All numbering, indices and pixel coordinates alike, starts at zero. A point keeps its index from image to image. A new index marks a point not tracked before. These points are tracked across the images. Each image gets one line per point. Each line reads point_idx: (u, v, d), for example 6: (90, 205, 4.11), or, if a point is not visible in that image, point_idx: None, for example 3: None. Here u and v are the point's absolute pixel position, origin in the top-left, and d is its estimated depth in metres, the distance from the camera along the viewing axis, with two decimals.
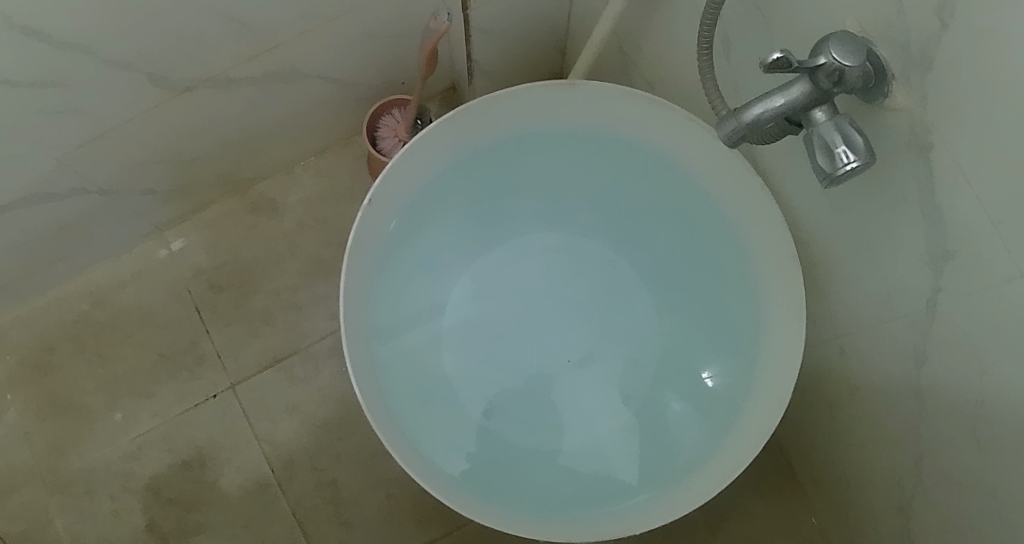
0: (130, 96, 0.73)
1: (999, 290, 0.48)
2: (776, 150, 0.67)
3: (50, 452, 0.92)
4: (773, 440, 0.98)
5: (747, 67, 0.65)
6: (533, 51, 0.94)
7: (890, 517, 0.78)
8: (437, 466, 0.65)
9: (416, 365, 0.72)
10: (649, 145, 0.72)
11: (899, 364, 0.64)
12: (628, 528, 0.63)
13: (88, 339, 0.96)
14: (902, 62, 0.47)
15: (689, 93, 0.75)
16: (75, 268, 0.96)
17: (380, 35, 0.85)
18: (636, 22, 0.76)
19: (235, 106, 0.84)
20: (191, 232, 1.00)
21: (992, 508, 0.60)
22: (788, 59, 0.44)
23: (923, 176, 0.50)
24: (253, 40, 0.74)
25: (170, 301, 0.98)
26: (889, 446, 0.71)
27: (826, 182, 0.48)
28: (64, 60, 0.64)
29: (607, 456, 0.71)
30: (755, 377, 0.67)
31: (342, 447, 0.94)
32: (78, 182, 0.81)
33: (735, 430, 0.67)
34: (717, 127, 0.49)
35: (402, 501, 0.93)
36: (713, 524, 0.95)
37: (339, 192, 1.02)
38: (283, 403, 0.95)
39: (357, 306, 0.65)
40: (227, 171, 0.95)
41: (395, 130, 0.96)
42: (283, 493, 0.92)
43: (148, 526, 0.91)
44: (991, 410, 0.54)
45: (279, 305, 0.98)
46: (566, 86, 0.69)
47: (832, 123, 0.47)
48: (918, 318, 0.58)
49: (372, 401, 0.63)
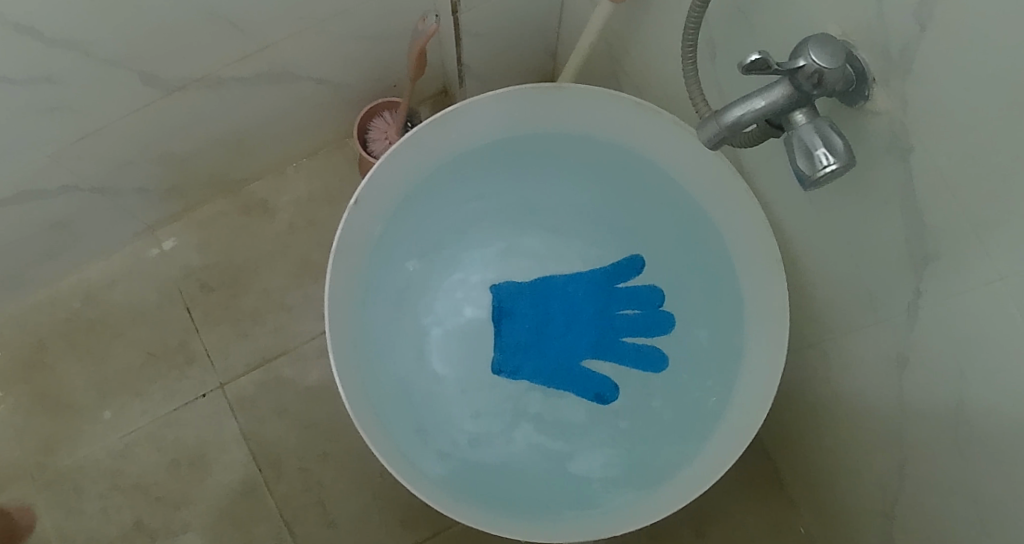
0: (121, 94, 0.74)
1: (978, 293, 0.48)
2: (761, 154, 0.67)
3: (39, 449, 0.93)
4: (763, 447, 0.97)
5: (732, 71, 0.65)
6: (523, 57, 0.95)
7: (873, 522, 0.78)
8: (428, 474, 0.65)
9: (395, 380, 0.70)
10: (631, 146, 0.73)
11: (882, 368, 0.63)
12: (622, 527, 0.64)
13: (78, 337, 0.96)
14: (881, 65, 0.47)
15: (676, 98, 0.75)
16: (66, 266, 0.96)
17: (371, 38, 0.86)
18: (622, 27, 0.77)
19: (229, 106, 0.84)
20: (183, 231, 1.01)
21: (974, 512, 0.59)
22: (766, 61, 0.44)
23: (903, 179, 0.50)
24: (245, 40, 0.75)
25: (161, 300, 0.98)
26: (870, 448, 0.71)
27: (807, 185, 0.47)
28: (55, 58, 0.65)
29: (595, 460, 0.70)
30: (737, 376, 0.69)
31: (329, 448, 0.94)
32: (68, 179, 0.82)
33: (719, 430, 0.68)
34: (699, 128, 0.49)
35: (388, 502, 0.93)
36: (700, 528, 0.95)
37: (329, 193, 1.03)
38: (272, 403, 0.95)
39: (341, 314, 0.66)
40: (219, 171, 0.96)
41: (386, 132, 0.96)
42: (271, 493, 0.93)
43: (136, 524, 0.91)
44: (972, 414, 0.54)
45: (268, 306, 0.99)
46: (553, 90, 0.69)
47: (813, 126, 0.47)
48: (900, 322, 0.58)
49: (361, 411, 0.64)
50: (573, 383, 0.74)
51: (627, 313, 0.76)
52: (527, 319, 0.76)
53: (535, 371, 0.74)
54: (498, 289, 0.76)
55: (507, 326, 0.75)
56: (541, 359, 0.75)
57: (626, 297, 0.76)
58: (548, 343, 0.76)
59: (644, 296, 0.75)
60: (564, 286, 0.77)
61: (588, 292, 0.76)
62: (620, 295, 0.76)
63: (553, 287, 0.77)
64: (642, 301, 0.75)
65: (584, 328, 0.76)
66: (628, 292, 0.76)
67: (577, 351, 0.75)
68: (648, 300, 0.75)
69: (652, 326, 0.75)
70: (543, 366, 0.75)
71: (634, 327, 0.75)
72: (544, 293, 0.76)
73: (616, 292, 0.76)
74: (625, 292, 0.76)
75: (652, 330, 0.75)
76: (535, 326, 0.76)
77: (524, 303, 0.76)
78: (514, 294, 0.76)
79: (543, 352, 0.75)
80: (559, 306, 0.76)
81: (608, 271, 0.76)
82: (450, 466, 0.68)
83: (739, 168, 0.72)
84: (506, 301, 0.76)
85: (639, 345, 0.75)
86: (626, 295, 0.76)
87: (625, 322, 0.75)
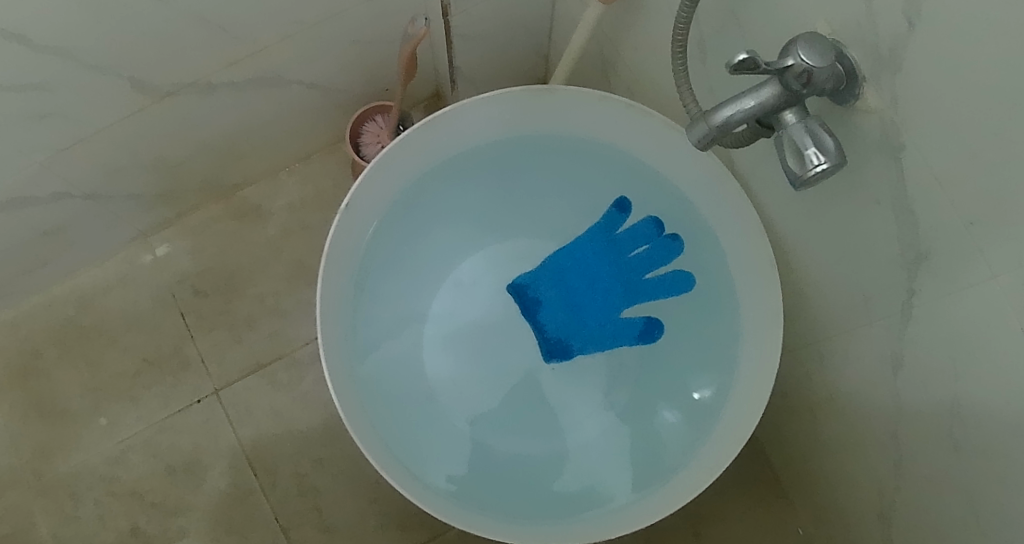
0: (112, 101, 0.74)
1: (971, 293, 0.48)
2: (752, 154, 0.67)
3: (34, 457, 0.93)
4: (759, 448, 0.97)
5: (722, 71, 0.65)
6: (515, 59, 0.94)
7: (870, 521, 0.77)
8: (423, 481, 0.66)
9: (388, 385, 0.70)
10: (623, 148, 0.73)
11: (877, 368, 0.63)
12: (617, 529, 0.63)
13: (72, 344, 0.96)
14: (871, 64, 0.46)
15: (668, 98, 0.75)
16: (59, 273, 0.96)
17: (361, 41, 0.85)
18: (612, 28, 0.77)
19: (220, 111, 0.84)
20: (177, 237, 1.00)
21: (970, 511, 0.59)
22: (754, 60, 0.43)
23: (895, 178, 0.50)
24: (235, 45, 0.75)
25: (155, 306, 0.98)
26: (865, 448, 0.71)
27: (797, 186, 0.47)
28: (44, 64, 0.65)
29: (593, 460, 0.70)
30: (731, 385, 0.69)
31: (324, 452, 0.94)
32: (61, 186, 0.82)
33: (716, 429, 0.68)
34: (688, 129, 0.49)
35: (383, 507, 0.93)
36: (697, 529, 0.94)
37: (322, 197, 1.03)
38: (268, 408, 0.95)
39: (332, 318, 0.66)
40: (212, 176, 0.96)
41: (378, 136, 0.96)
42: (266, 498, 0.92)
43: (131, 530, 0.91)
44: (966, 413, 0.54)
45: (263, 311, 0.98)
46: (544, 92, 0.69)
47: (803, 125, 0.46)
48: (895, 321, 0.58)
49: (354, 416, 0.64)
50: (621, 337, 0.74)
51: (637, 252, 0.75)
52: (555, 299, 0.75)
53: (585, 342, 0.74)
54: (516, 287, 0.75)
55: (542, 314, 0.75)
56: (584, 330, 0.74)
57: (630, 238, 0.74)
58: (583, 311, 0.74)
59: (644, 231, 0.74)
60: (570, 254, 0.75)
61: (595, 252, 0.75)
62: (624, 238, 0.75)
63: (563, 260, 0.75)
64: (645, 236, 0.74)
65: (609, 285, 0.74)
66: (629, 234, 0.74)
67: (612, 307, 0.74)
68: (651, 232, 0.74)
69: (665, 254, 0.73)
70: (588, 333, 0.74)
71: (650, 262, 0.74)
72: (557, 268, 0.75)
73: (619, 238, 0.75)
74: (626, 235, 0.74)
75: (666, 257, 0.73)
76: (565, 302, 0.75)
77: (545, 286, 0.75)
78: (534, 284, 0.75)
79: (585, 322, 0.74)
80: (578, 274, 0.75)
81: (602, 222, 0.75)
82: (448, 469, 0.68)
83: (731, 169, 0.72)
84: (529, 291, 0.75)
85: (663, 275, 0.73)
86: (629, 237, 0.74)
87: (640, 261, 0.74)
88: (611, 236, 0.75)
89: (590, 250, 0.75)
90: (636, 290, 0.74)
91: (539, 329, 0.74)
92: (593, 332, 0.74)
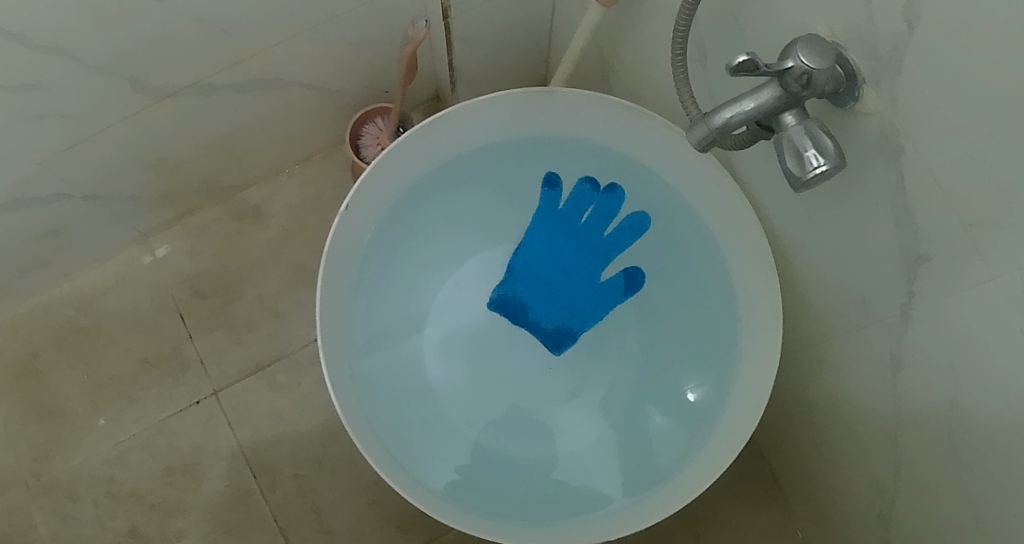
0: (112, 101, 0.74)
1: (970, 294, 0.48)
2: (752, 157, 0.67)
3: (33, 457, 0.93)
4: (758, 450, 0.97)
5: (722, 73, 0.65)
6: (515, 61, 0.94)
7: (869, 523, 0.77)
8: (425, 484, 0.65)
9: (387, 386, 0.70)
10: (622, 153, 0.73)
11: (876, 370, 0.63)
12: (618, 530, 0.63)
13: (71, 345, 0.96)
14: (872, 66, 0.46)
15: (668, 100, 0.75)
16: (60, 273, 0.96)
17: (362, 43, 0.86)
18: (613, 30, 0.77)
19: (221, 112, 0.85)
20: (176, 239, 1.00)
21: (970, 513, 0.59)
22: (754, 62, 0.43)
23: (894, 179, 0.50)
24: (236, 46, 0.75)
25: (155, 307, 0.98)
26: (865, 451, 0.71)
27: (797, 187, 0.47)
28: (44, 64, 0.65)
29: (592, 464, 0.70)
30: (729, 387, 0.68)
31: (323, 454, 0.94)
32: (61, 187, 0.82)
33: (717, 431, 0.67)
34: (688, 131, 0.49)
35: (382, 508, 0.92)
36: (696, 531, 0.94)
37: (322, 199, 1.03)
38: (267, 409, 0.95)
39: (331, 318, 0.66)
40: (212, 177, 0.96)
41: (378, 138, 0.96)
42: (266, 499, 0.92)
43: (130, 531, 0.91)
44: (966, 415, 0.54)
45: (262, 312, 0.98)
46: (544, 94, 0.69)
47: (802, 127, 0.46)
48: (894, 323, 0.58)
49: (354, 418, 0.63)
50: (610, 297, 0.76)
51: (588, 216, 0.76)
52: (537, 295, 0.76)
53: (584, 319, 0.75)
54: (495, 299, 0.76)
55: (533, 315, 0.75)
56: (576, 310, 0.75)
57: (574, 207, 0.75)
58: (566, 292, 0.76)
59: (583, 194, 0.75)
60: (535, 251, 0.76)
61: (551, 235, 0.76)
62: (569, 210, 0.75)
63: (530, 257, 0.76)
64: (586, 197, 0.75)
65: (577, 259, 0.76)
66: (571, 203, 0.75)
67: (589, 275, 0.76)
68: (591, 192, 0.75)
69: (610, 206, 0.75)
70: (578, 307, 0.75)
71: (603, 218, 0.75)
72: (526, 270, 0.76)
73: (564, 212, 0.75)
74: (569, 205, 0.75)
75: (614, 207, 0.75)
76: (549, 297, 0.76)
77: (522, 287, 0.76)
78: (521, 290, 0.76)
79: (574, 304, 0.75)
80: (548, 266, 0.76)
81: (542, 206, 0.76)
82: (450, 472, 0.68)
83: (731, 171, 0.72)
84: (510, 297, 0.76)
85: (619, 226, 0.75)
86: (573, 205, 0.75)
87: (593, 222, 0.75)
88: (559, 213, 0.76)
89: (552, 238, 0.76)
90: (605, 249, 0.76)
91: (533, 327, 0.75)
92: (591, 304, 0.76)
